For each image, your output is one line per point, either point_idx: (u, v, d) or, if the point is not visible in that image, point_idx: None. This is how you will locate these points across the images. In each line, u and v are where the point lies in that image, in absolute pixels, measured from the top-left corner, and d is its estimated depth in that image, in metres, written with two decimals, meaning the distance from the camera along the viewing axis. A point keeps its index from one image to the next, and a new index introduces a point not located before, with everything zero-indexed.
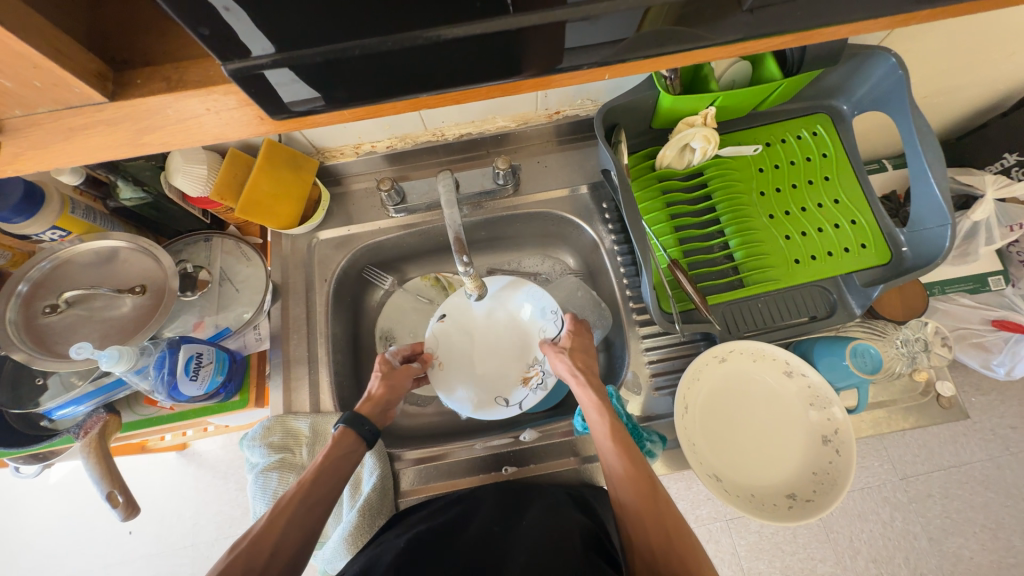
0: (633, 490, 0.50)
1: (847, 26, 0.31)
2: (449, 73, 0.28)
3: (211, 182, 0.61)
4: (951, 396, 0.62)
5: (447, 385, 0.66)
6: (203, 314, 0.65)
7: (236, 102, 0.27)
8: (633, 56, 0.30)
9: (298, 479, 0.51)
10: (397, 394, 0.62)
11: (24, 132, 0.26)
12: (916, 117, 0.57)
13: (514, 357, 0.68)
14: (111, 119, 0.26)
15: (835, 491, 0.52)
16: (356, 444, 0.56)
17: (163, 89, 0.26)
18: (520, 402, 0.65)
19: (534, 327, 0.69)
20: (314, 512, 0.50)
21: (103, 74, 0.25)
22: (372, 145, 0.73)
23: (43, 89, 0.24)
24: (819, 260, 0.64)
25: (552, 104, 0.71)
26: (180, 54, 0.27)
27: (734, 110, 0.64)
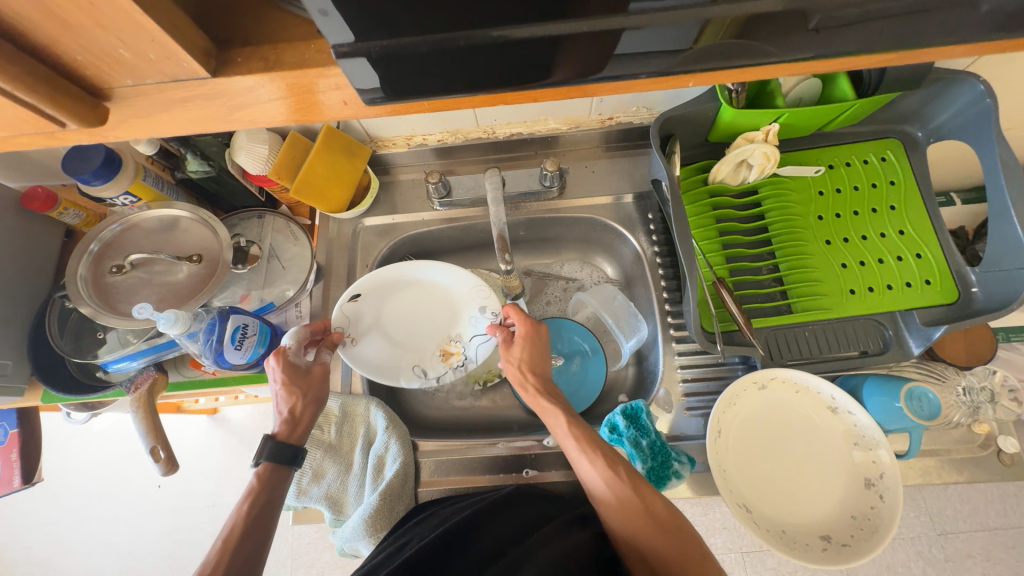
0: (620, 510, 0.48)
1: (965, 45, 0.29)
2: (529, 74, 0.28)
3: (270, 162, 0.64)
4: (1015, 453, 0.56)
5: (360, 357, 0.66)
6: (250, 288, 0.68)
7: (329, 85, 0.27)
8: (729, 64, 0.29)
9: (220, 538, 0.44)
10: (320, 395, 0.57)
11: (130, 101, 0.27)
12: (1003, 151, 0.54)
13: (439, 333, 0.70)
14: (209, 94, 0.27)
15: (875, 539, 0.49)
16: (281, 476, 0.50)
17: (261, 68, 0.26)
18: (436, 377, 0.67)
19: (467, 314, 0.70)
20: (246, 570, 0.43)
21: (208, 51, 0.26)
22: (424, 138, 0.74)
23: (155, 61, 0.25)
24: (877, 293, 0.61)
25: (606, 110, 0.70)
26: (278, 36, 0.28)
27: (800, 128, 0.61)
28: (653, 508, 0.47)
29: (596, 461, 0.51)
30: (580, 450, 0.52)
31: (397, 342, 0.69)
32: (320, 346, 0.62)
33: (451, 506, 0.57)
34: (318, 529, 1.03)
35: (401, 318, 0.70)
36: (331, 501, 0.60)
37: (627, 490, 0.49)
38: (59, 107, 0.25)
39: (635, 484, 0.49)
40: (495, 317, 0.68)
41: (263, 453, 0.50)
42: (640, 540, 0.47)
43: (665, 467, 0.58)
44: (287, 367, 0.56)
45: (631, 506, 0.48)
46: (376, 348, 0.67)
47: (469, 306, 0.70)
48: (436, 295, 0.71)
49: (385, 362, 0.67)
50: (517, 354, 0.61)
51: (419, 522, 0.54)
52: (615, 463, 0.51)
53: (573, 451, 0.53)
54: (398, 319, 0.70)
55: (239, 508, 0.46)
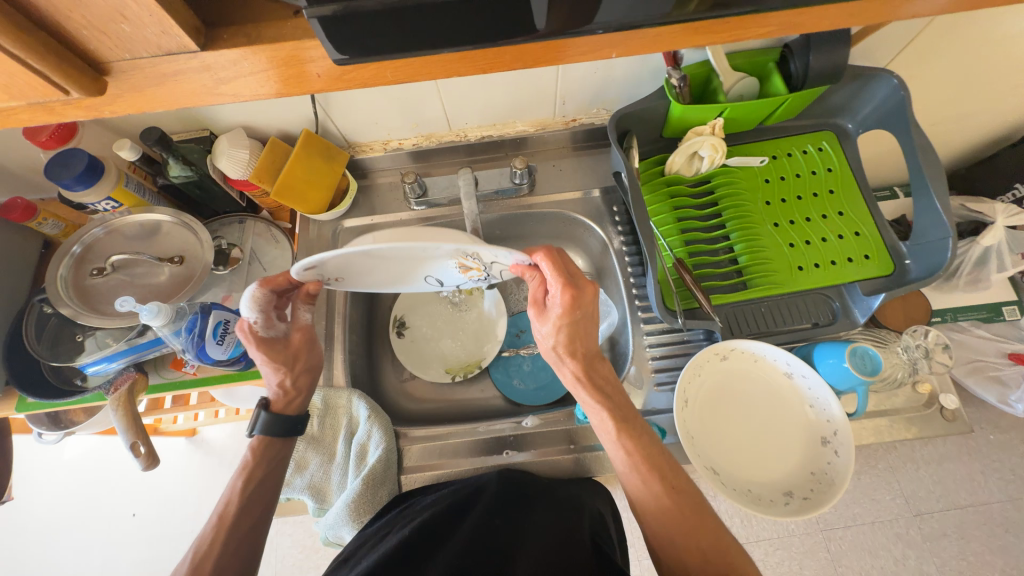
0: (659, 512, 0.52)
1: (853, 15, 0.35)
2: (480, 43, 0.31)
3: (251, 166, 0.67)
4: (955, 409, 0.61)
5: (354, 284, 0.62)
6: (231, 289, 0.70)
7: (301, 57, 0.31)
8: (655, 32, 0.33)
9: (220, 506, 0.53)
10: (309, 362, 0.62)
11: (126, 76, 0.31)
12: (918, 136, 0.61)
13: (438, 256, 0.58)
14: (198, 68, 0.31)
15: (832, 491, 0.53)
16: (275, 456, 0.58)
17: (244, 43, 0.30)
18: (451, 279, 0.66)
19: (481, 251, 0.57)
20: (246, 535, 0.52)
21: (198, 28, 0.30)
22: (399, 143, 0.78)
23: (150, 36, 0.29)
24: (822, 268, 0.66)
25: (569, 112, 0.76)
26: (256, 17, 0.32)
27: (742, 122, 0.68)
28: (714, 541, 0.50)
29: (655, 487, 0.53)
30: (636, 470, 0.54)
31: (397, 273, 0.62)
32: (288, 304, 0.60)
33: (435, 493, 0.58)
34: (301, 551, 1.00)
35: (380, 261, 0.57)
36: (314, 491, 0.62)
37: (689, 523, 0.51)
38: (66, 78, 0.28)
39: (700, 520, 0.51)
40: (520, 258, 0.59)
41: (256, 428, 0.57)
42: (683, 560, 0.50)
43: None
44: (263, 343, 0.57)
45: (666, 506, 0.52)
46: (370, 278, 0.61)
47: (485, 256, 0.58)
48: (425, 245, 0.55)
49: (388, 279, 0.63)
50: (553, 337, 0.58)
51: (405, 508, 0.56)
52: (676, 492, 0.53)
53: (614, 451, 0.56)
54: (383, 265, 0.58)
55: (238, 484, 0.54)
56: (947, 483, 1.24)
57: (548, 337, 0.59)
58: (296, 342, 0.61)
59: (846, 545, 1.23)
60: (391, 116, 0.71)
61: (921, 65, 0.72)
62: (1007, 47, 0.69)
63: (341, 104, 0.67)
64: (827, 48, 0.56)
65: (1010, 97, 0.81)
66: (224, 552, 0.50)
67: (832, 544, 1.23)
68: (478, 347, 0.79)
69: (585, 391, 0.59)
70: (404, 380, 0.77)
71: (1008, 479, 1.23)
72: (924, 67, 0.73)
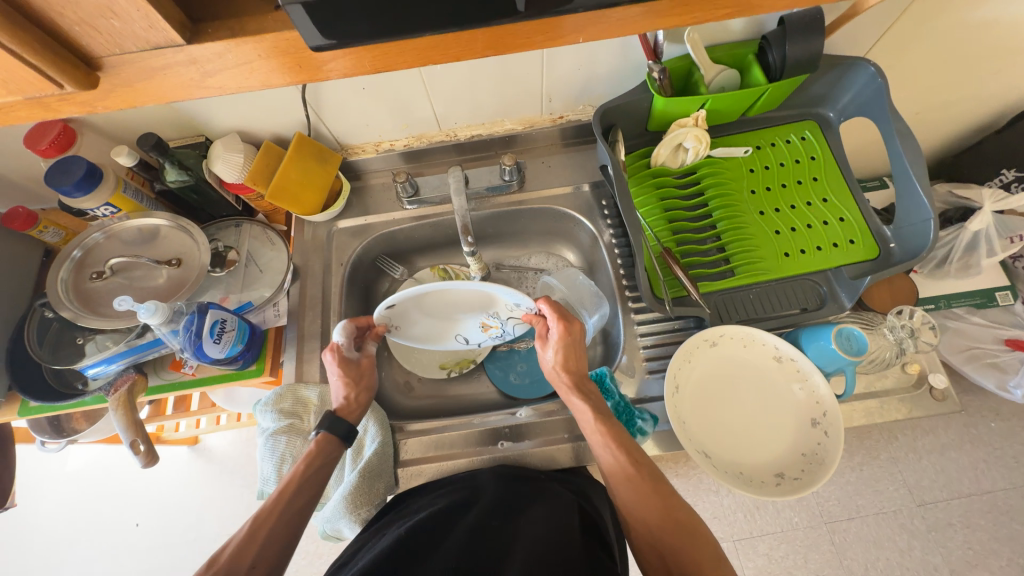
0: (628, 484, 0.53)
1: None
2: (453, 27, 0.32)
3: (245, 170, 0.69)
4: (945, 388, 0.61)
5: (406, 333, 0.71)
6: (228, 290, 0.71)
7: (282, 49, 0.33)
8: (620, 13, 0.34)
9: (278, 486, 0.53)
10: (370, 383, 0.65)
11: (117, 70, 0.32)
12: (896, 121, 0.62)
13: (476, 309, 0.69)
14: (185, 61, 0.32)
15: (822, 470, 0.54)
16: (337, 451, 0.59)
17: (228, 36, 0.32)
18: (477, 341, 0.75)
19: (501, 304, 0.67)
20: (294, 518, 0.52)
21: (184, 23, 0.31)
22: (391, 144, 0.80)
23: (140, 32, 0.30)
24: (808, 254, 0.67)
25: (556, 109, 0.77)
26: (239, 11, 0.33)
27: (724, 113, 0.69)
28: (671, 509, 0.51)
29: (621, 459, 0.54)
30: (606, 445, 0.56)
31: (439, 325, 0.71)
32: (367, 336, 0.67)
33: (429, 494, 0.59)
34: (304, 556, 1.01)
35: (439, 303, 0.66)
36: None
37: (651, 492, 0.52)
38: (60, 72, 0.30)
39: (660, 488, 0.53)
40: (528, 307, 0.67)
41: (323, 425, 0.58)
42: (654, 537, 0.50)
43: (629, 424, 0.62)
44: (342, 362, 0.62)
45: (633, 480, 0.53)
46: (420, 327, 0.71)
47: (502, 303, 0.67)
48: (470, 292, 0.65)
49: (430, 333, 0.72)
50: (551, 358, 0.63)
51: (398, 512, 0.57)
52: (641, 466, 0.54)
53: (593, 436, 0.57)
54: (435, 311, 0.68)
55: (301, 467, 0.55)
56: (950, 472, 1.24)
57: (549, 359, 0.63)
58: (366, 365, 0.65)
59: (850, 538, 1.22)
60: (382, 117, 0.73)
61: (901, 54, 0.74)
62: (983, 33, 0.70)
63: (332, 106, 0.69)
64: (803, 37, 0.57)
65: (992, 83, 0.83)
66: (276, 524, 0.51)
67: (837, 537, 1.22)
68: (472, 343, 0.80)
69: (576, 398, 0.60)
70: (401, 375, 0.78)
71: (1011, 467, 1.23)
72: (904, 54, 0.74)
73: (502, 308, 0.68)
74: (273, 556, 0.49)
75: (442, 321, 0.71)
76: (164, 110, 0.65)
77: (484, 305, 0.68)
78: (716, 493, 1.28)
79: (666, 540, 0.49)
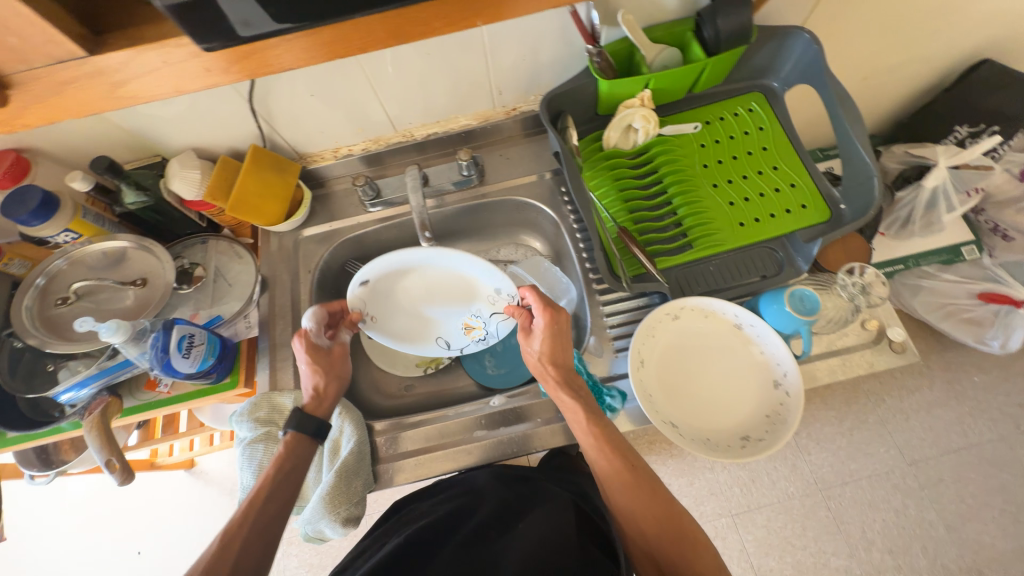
0: (625, 490, 0.54)
1: None
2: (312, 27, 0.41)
3: (204, 186, 0.69)
4: (903, 340, 0.63)
5: (382, 329, 0.72)
6: (198, 307, 0.72)
7: (181, 56, 0.42)
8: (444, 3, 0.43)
9: (249, 494, 0.53)
10: (341, 372, 0.65)
11: (33, 82, 0.40)
12: (834, 84, 0.64)
13: (460, 304, 0.72)
14: (93, 71, 0.41)
15: (784, 429, 0.55)
16: (307, 448, 0.59)
17: (129, 49, 0.40)
18: (460, 347, 0.74)
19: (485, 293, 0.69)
20: (271, 525, 0.53)
21: (86, 39, 0.40)
22: (349, 149, 0.81)
23: (46, 48, 0.39)
24: (762, 222, 0.69)
25: (508, 101, 0.78)
26: (135, 28, 0.42)
27: (669, 91, 0.70)
28: (671, 514, 0.53)
29: (617, 463, 0.55)
30: (600, 450, 0.56)
31: (416, 321, 0.73)
32: (341, 325, 0.68)
33: (434, 503, 0.68)
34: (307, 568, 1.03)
35: (412, 286, 0.70)
36: None
37: (644, 494, 0.54)
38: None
39: (652, 487, 0.54)
40: (512, 297, 0.68)
41: (290, 423, 0.58)
42: (652, 542, 0.52)
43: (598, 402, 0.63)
44: (311, 350, 0.63)
45: (631, 487, 0.54)
46: (397, 321, 0.72)
47: (487, 289, 0.69)
48: (448, 271, 0.69)
49: (408, 331, 0.73)
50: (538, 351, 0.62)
51: (401, 516, 0.68)
52: (637, 470, 0.55)
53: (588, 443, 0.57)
54: (411, 301, 0.71)
55: (269, 469, 0.55)
56: (938, 428, 1.26)
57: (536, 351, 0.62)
58: (337, 354, 0.66)
59: (846, 503, 1.23)
60: (336, 123, 0.74)
61: (839, 21, 0.75)
62: None
63: (284, 115, 0.69)
64: (732, 11, 0.59)
65: (932, 43, 0.85)
66: (250, 531, 0.51)
67: (832, 503, 1.23)
68: None
69: (564, 396, 0.59)
70: (378, 375, 0.80)
71: (996, 418, 1.25)
72: (842, 21, 0.75)
73: (487, 297, 0.70)
74: (251, 565, 0.50)
75: (419, 318, 0.73)
76: (116, 133, 0.66)
77: (466, 294, 0.71)
78: (711, 470, 1.29)
79: (664, 546, 0.51)
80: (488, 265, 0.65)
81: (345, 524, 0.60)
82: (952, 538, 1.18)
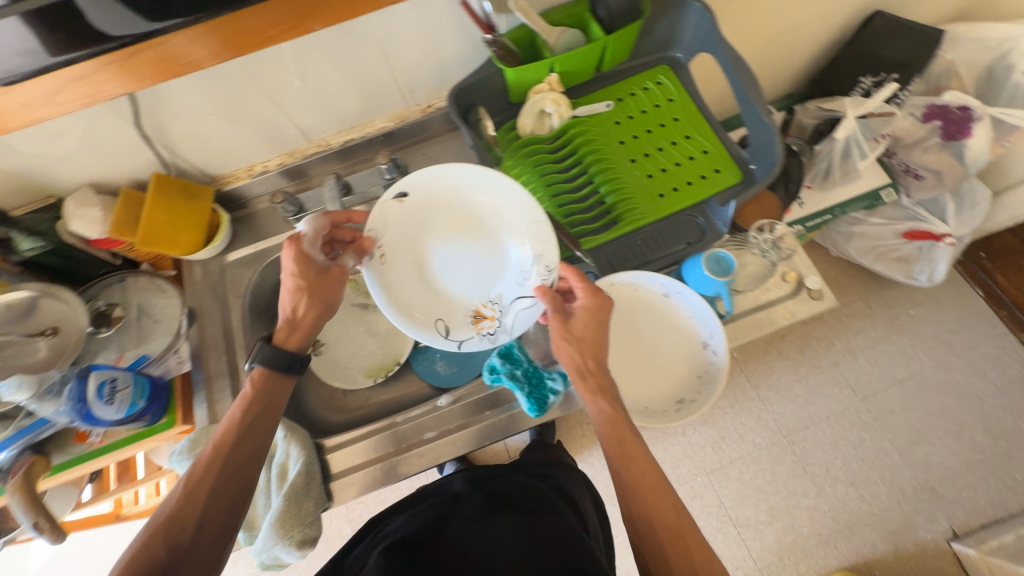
0: (651, 503, 0.50)
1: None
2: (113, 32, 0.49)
3: (108, 223, 0.66)
4: (819, 288, 0.67)
5: (389, 273, 0.65)
6: (123, 348, 0.69)
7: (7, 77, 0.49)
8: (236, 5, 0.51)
9: (215, 440, 0.53)
10: (325, 300, 0.63)
11: None
12: (727, 51, 0.66)
13: (480, 288, 0.66)
14: None
15: (714, 387, 0.58)
16: (273, 387, 0.58)
17: None
18: (460, 340, 0.65)
19: (521, 266, 0.65)
20: (241, 472, 0.54)
21: None
22: (264, 165, 0.78)
23: None
24: (680, 190, 0.71)
25: (422, 99, 0.77)
26: None
27: (577, 73, 0.71)
28: (688, 535, 0.48)
29: (642, 468, 0.52)
30: (630, 460, 0.53)
31: (428, 275, 0.67)
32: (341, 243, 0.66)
33: (405, 514, 0.67)
34: None
35: (438, 224, 0.67)
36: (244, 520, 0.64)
37: (658, 501, 0.50)
38: None
39: (632, 455, 0.53)
40: (546, 277, 0.62)
41: (258, 357, 0.58)
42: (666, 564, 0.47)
43: (540, 387, 0.65)
44: (302, 265, 0.62)
45: (654, 497, 0.51)
46: (408, 266, 0.66)
47: (516, 264, 0.65)
48: (482, 226, 0.66)
49: (411, 295, 0.66)
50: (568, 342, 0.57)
51: (374, 535, 0.64)
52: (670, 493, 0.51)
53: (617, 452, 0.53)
54: (434, 243, 0.67)
55: (236, 416, 0.54)
56: (884, 363, 1.34)
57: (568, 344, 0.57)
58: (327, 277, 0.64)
59: (809, 445, 1.30)
60: (242, 140, 0.71)
61: None
62: None
63: (182, 138, 0.67)
64: None
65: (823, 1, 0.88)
66: (218, 478, 0.52)
67: (796, 447, 1.30)
68: (392, 346, 0.80)
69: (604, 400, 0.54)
70: (328, 391, 0.78)
71: (934, 347, 1.34)
72: None
73: (511, 274, 0.66)
74: (223, 509, 0.51)
75: (430, 286, 0.67)
76: None
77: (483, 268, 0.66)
78: (682, 434, 1.33)
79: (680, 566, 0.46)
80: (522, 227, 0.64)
81: (301, 546, 0.59)
82: (905, 463, 1.26)
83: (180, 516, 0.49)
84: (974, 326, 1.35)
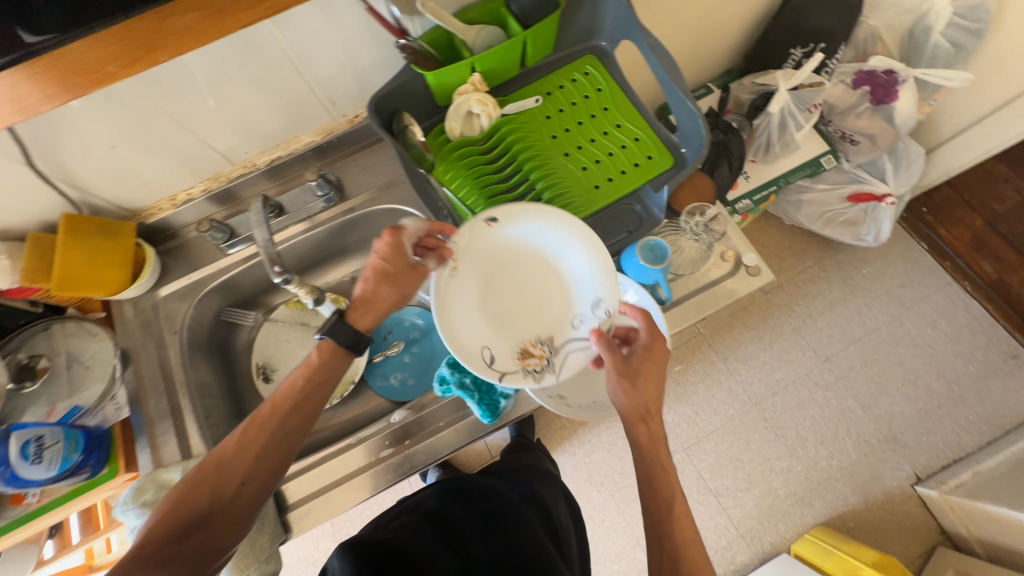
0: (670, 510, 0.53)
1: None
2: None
3: (17, 271, 0.62)
4: (757, 263, 0.70)
5: (448, 295, 0.60)
6: (54, 400, 0.66)
7: None
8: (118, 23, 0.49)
9: (274, 398, 0.56)
10: (397, 293, 0.63)
11: None
12: (646, 38, 0.65)
13: (532, 328, 0.62)
14: None
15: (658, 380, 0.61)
16: (335, 361, 0.59)
17: None
18: (503, 374, 0.59)
19: (580, 309, 0.62)
20: (288, 436, 0.55)
21: None
22: (188, 193, 0.75)
23: None
24: (615, 180, 0.71)
25: (347, 110, 0.74)
26: None
27: (501, 70, 0.69)
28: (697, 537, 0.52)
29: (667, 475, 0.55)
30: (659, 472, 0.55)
31: (483, 302, 0.62)
32: (429, 250, 0.63)
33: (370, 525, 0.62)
34: None
35: (507, 256, 0.63)
36: None
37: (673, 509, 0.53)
38: None
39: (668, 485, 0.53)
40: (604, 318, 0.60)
41: (326, 327, 0.59)
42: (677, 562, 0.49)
43: (493, 393, 0.64)
44: (392, 252, 0.62)
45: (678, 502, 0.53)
46: (466, 289, 0.62)
47: (574, 305, 0.63)
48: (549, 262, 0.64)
49: (462, 321, 0.60)
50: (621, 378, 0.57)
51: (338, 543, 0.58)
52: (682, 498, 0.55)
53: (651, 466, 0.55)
54: (501, 269, 0.63)
55: (297, 381, 0.56)
56: (842, 323, 1.39)
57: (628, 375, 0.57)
58: (410, 272, 0.63)
59: (779, 410, 1.34)
60: (157, 169, 0.68)
61: None
62: None
63: (87, 173, 0.63)
64: None
65: None
66: (267, 440, 0.54)
67: (767, 413, 1.34)
68: None
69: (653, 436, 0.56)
70: None
71: (888, 302, 1.39)
72: None
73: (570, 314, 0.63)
74: (267, 470, 0.54)
75: (485, 314, 0.62)
76: None
77: (539, 304, 0.63)
78: None
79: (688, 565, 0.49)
80: (594, 267, 0.61)
81: None
82: (869, 416, 1.32)
83: (221, 477, 0.52)
84: (923, 279, 1.40)
